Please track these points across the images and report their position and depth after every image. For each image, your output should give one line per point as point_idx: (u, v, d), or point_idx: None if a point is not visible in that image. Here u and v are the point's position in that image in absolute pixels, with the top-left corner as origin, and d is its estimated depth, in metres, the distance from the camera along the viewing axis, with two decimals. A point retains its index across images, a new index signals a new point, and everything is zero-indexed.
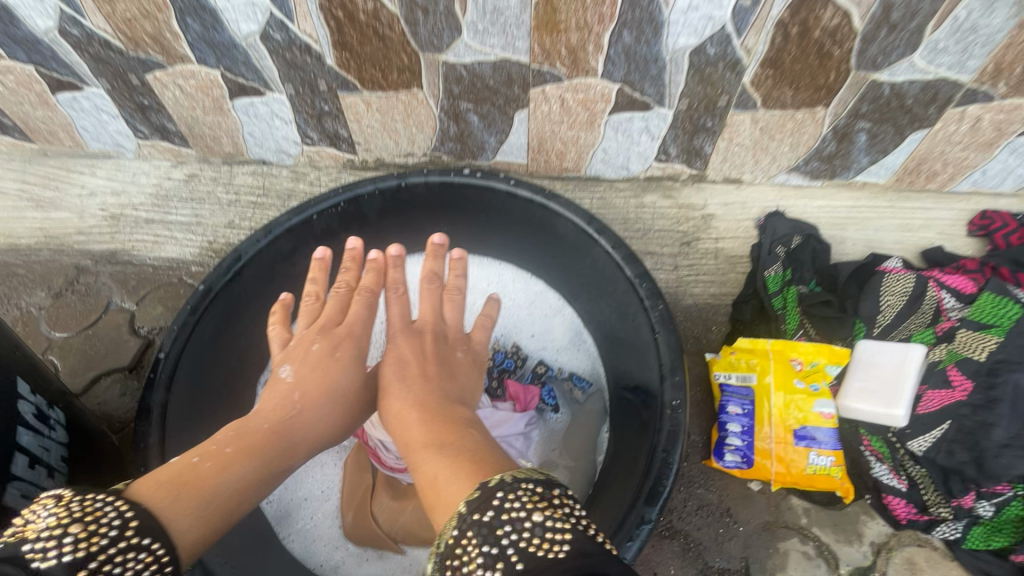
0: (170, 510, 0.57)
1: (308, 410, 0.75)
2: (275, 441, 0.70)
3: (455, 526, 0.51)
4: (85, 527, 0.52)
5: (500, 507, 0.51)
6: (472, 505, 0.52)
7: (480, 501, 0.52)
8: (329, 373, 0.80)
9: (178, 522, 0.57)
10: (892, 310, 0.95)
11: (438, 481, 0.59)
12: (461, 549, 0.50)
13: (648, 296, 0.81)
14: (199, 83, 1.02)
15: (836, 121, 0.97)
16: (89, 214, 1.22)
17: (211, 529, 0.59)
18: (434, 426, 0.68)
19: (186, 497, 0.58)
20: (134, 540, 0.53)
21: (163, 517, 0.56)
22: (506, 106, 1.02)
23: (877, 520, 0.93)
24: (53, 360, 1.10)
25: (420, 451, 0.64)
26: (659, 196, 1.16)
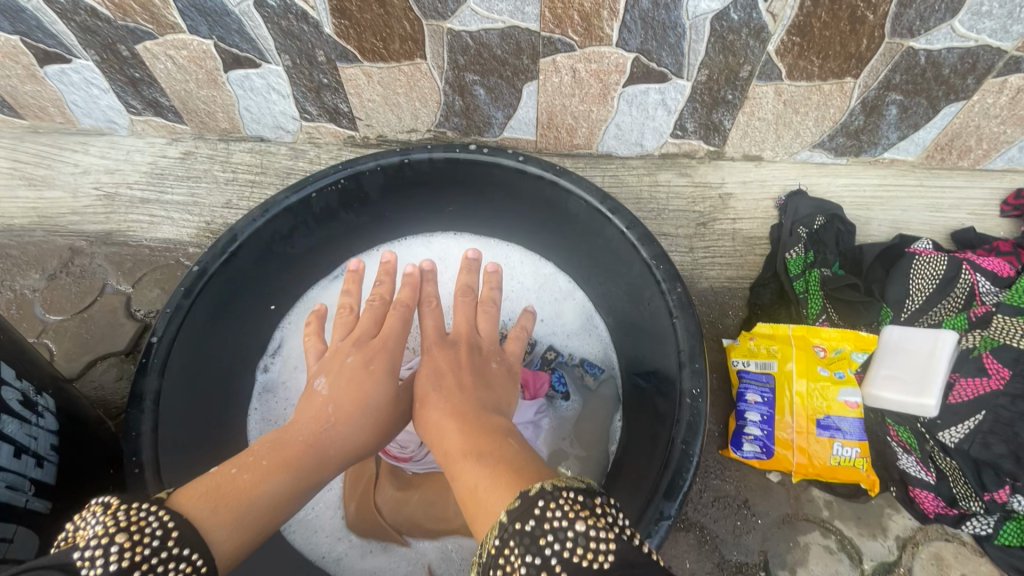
0: (209, 522, 0.51)
1: (341, 422, 0.68)
2: (311, 455, 0.64)
3: (496, 536, 0.47)
4: (130, 536, 0.47)
5: (540, 517, 0.46)
6: (513, 515, 0.47)
7: (521, 512, 0.47)
8: (364, 387, 0.73)
9: (215, 534, 0.51)
10: (922, 293, 0.91)
11: (479, 492, 0.52)
12: (503, 559, 0.45)
13: (665, 278, 0.77)
14: (191, 55, 0.97)
15: (865, 92, 0.90)
16: (83, 193, 1.18)
17: (248, 544, 0.54)
18: (473, 435, 0.60)
19: (223, 507, 0.53)
20: (175, 550, 0.48)
21: (201, 528, 0.51)
22: (514, 78, 0.96)
23: (902, 513, 0.89)
24: (47, 344, 1.06)
25: (460, 460, 0.57)
26: (674, 173, 1.10)
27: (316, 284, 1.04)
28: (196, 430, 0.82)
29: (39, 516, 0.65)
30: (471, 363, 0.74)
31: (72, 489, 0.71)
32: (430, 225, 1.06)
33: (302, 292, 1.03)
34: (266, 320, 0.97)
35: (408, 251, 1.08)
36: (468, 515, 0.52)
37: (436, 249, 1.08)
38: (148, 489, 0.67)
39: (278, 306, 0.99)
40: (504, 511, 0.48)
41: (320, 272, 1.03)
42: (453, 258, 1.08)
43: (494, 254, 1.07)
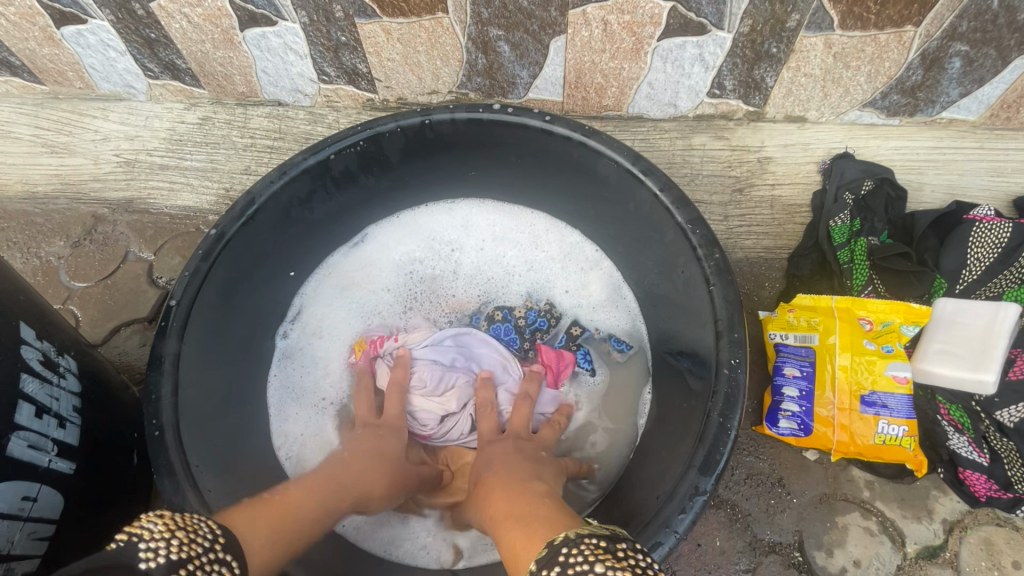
0: (246, 525, 0.59)
1: (374, 474, 0.76)
2: (344, 498, 0.71)
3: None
4: (187, 534, 0.51)
5: (565, 562, 0.47)
6: (540, 563, 0.49)
7: (547, 558, 0.49)
8: (381, 442, 0.81)
9: (248, 535, 0.58)
10: (980, 264, 0.85)
11: (517, 549, 0.55)
12: None
13: (702, 244, 0.72)
14: (206, 13, 0.94)
15: (926, 43, 0.82)
16: (104, 160, 1.17)
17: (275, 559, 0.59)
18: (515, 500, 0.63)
19: (261, 521, 0.60)
20: (220, 554, 0.52)
21: (242, 529, 0.58)
22: (541, 32, 0.90)
23: (950, 496, 0.84)
24: (73, 311, 1.06)
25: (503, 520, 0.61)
26: (709, 136, 1.04)
27: (338, 252, 1.02)
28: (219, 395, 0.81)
29: (62, 476, 0.65)
30: (525, 453, 0.77)
31: (98, 451, 0.71)
32: (452, 191, 1.02)
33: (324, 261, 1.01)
34: (287, 287, 0.96)
35: (429, 218, 1.04)
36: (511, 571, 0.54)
37: (458, 216, 1.04)
38: (168, 450, 0.66)
39: (299, 273, 0.98)
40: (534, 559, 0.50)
41: (339, 240, 1.01)
42: (475, 226, 1.04)
43: (518, 222, 1.03)
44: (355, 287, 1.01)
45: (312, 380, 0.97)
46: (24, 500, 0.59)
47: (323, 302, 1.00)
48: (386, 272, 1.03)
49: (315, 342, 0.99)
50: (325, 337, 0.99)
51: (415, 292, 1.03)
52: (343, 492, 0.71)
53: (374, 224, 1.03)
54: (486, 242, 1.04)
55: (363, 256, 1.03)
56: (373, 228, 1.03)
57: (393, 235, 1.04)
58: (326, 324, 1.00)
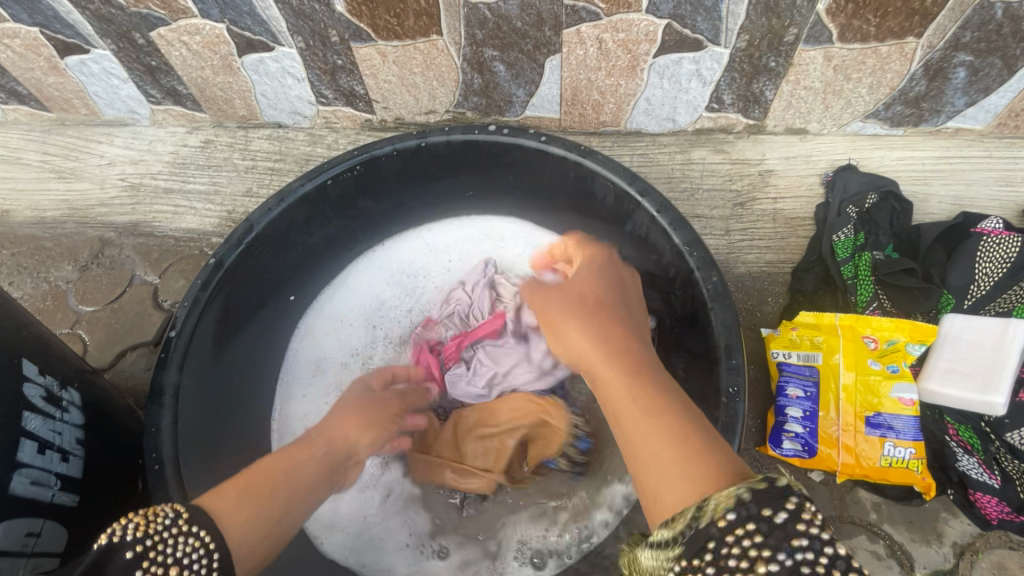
0: (217, 501, 0.58)
1: (353, 429, 0.75)
2: (314, 449, 0.70)
3: (731, 509, 0.41)
4: (145, 515, 0.53)
5: (798, 522, 0.40)
6: (759, 496, 0.41)
7: (771, 497, 0.41)
8: (350, 401, 0.80)
9: (223, 506, 0.58)
10: (988, 279, 0.83)
11: (664, 456, 0.48)
12: (733, 537, 0.40)
13: (700, 265, 0.71)
14: (205, 40, 0.95)
15: (928, 54, 0.81)
16: (110, 185, 1.19)
17: (255, 519, 0.58)
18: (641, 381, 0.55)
19: (229, 491, 0.59)
20: (184, 527, 0.53)
21: (202, 507, 0.57)
22: (536, 52, 0.90)
23: (961, 518, 0.83)
24: (81, 335, 1.08)
25: (631, 409, 0.52)
26: (709, 150, 1.03)
27: (321, 294, 1.00)
28: (216, 432, 0.81)
29: (66, 509, 0.66)
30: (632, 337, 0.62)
31: (103, 480, 0.72)
32: (428, 212, 1.02)
33: (309, 311, 0.99)
34: (274, 328, 0.94)
35: (401, 251, 1.03)
36: (641, 472, 0.49)
37: (431, 245, 1.03)
38: (167, 485, 0.66)
39: (286, 309, 0.96)
40: (748, 483, 0.43)
41: (319, 281, 1.00)
42: (450, 249, 1.02)
43: (487, 234, 1.02)
44: (336, 330, 0.99)
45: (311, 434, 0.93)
46: (28, 536, 0.60)
47: (312, 354, 0.98)
48: (362, 308, 1.00)
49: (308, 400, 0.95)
50: (314, 385, 0.96)
51: (398, 324, 0.99)
52: (308, 444, 0.71)
53: (348, 263, 1.02)
54: (453, 260, 1.02)
55: (342, 297, 1.00)
56: (348, 266, 1.02)
57: (365, 272, 1.02)
58: (318, 375, 0.97)
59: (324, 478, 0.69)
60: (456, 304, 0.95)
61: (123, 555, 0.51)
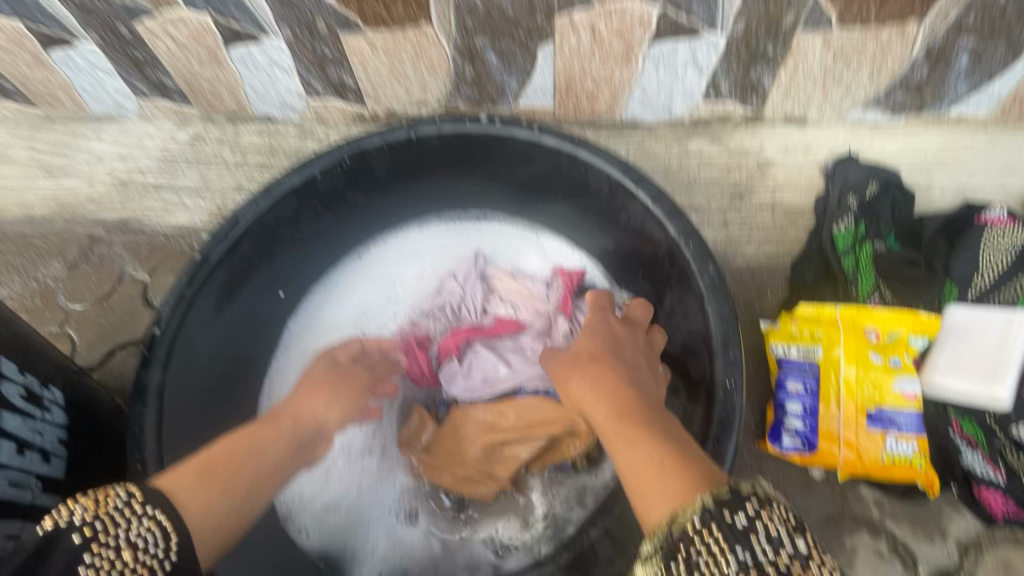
0: (174, 480, 0.58)
1: (317, 404, 0.77)
2: (278, 427, 0.71)
3: (697, 513, 0.48)
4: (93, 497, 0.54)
5: (750, 515, 0.48)
6: (719, 500, 0.48)
7: (731, 499, 0.48)
8: (319, 377, 0.81)
9: (181, 484, 0.58)
10: (992, 269, 0.80)
11: (646, 475, 0.52)
12: (703, 539, 0.47)
13: (695, 257, 0.69)
14: (190, 32, 0.93)
15: (930, 38, 0.78)
16: (99, 181, 1.18)
17: (217, 498, 0.59)
18: (630, 413, 0.59)
19: (189, 469, 0.60)
20: (138, 504, 0.54)
21: (162, 488, 0.57)
22: (528, 40, 0.88)
23: (965, 514, 0.81)
24: (70, 334, 1.06)
25: (620, 435, 0.57)
26: (707, 140, 1.01)
27: (303, 300, 0.98)
28: (200, 433, 0.79)
29: (47, 512, 0.64)
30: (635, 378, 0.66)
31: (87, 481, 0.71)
32: (412, 210, 0.99)
33: (293, 317, 0.98)
34: (259, 333, 0.92)
35: (384, 252, 1.01)
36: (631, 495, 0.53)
37: (406, 251, 1.02)
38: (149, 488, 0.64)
39: (273, 311, 0.94)
40: (711, 492, 0.49)
41: (304, 284, 0.98)
42: (433, 249, 1.02)
43: (465, 239, 1.02)
44: (317, 338, 0.97)
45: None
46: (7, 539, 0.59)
47: (296, 363, 0.96)
48: (343, 316, 0.99)
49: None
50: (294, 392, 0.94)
51: (383, 327, 0.98)
52: (274, 421, 0.72)
53: (331, 267, 1.00)
54: (427, 268, 1.02)
55: (327, 302, 0.99)
56: (328, 273, 1.00)
57: (342, 283, 1.00)
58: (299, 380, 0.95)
59: (289, 454, 0.70)
60: (448, 295, 0.96)
61: (70, 538, 0.52)
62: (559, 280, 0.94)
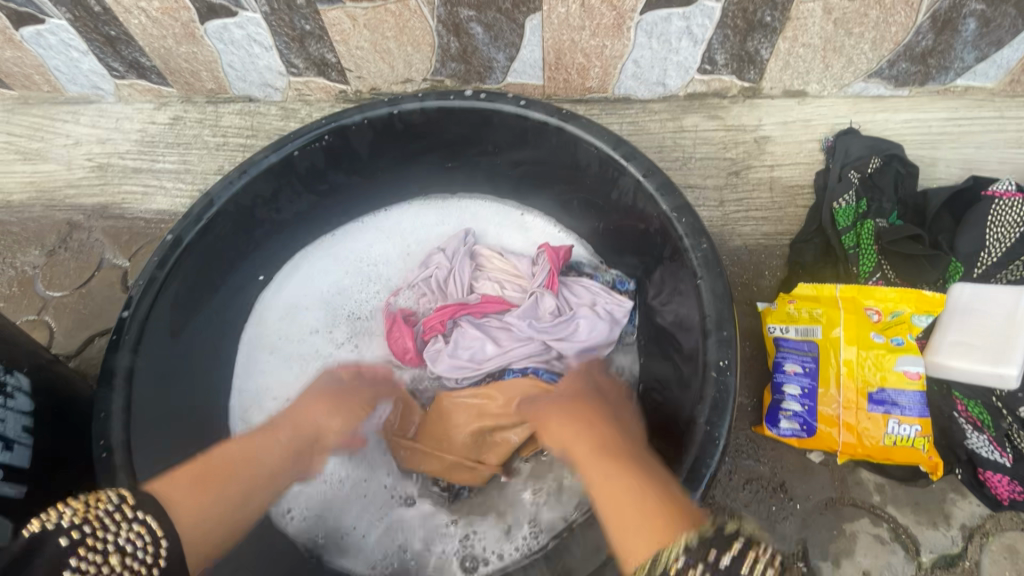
0: (173, 496, 0.61)
1: (320, 413, 0.76)
2: (275, 441, 0.72)
3: (681, 555, 0.50)
4: (85, 502, 0.55)
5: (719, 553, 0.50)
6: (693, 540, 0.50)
7: (705, 539, 0.51)
8: (320, 389, 0.80)
9: (178, 503, 0.60)
10: (999, 246, 0.77)
11: (619, 514, 0.54)
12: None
13: (688, 233, 0.66)
14: (163, 6, 0.90)
15: (936, 3, 0.75)
16: (77, 165, 1.14)
17: (209, 522, 0.61)
18: (611, 449, 0.62)
19: (185, 486, 0.62)
20: (133, 514, 0.55)
21: (158, 497, 0.60)
22: (514, 10, 0.84)
23: (970, 499, 0.78)
24: (47, 322, 1.03)
25: (597, 467, 0.60)
26: (703, 116, 0.97)
27: (279, 278, 0.95)
28: (174, 418, 0.77)
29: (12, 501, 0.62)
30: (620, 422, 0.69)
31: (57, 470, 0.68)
32: (395, 189, 0.96)
33: (267, 293, 0.94)
34: (230, 314, 0.89)
35: (364, 228, 0.98)
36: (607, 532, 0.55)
37: (388, 227, 0.98)
38: (116, 474, 0.62)
39: (247, 289, 0.91)
40: (687, 533, 0.51)
41: (281, 261, 0.94)
42: (416, 226, 0.98)
43: (448, 215, 0.98)
44: (293, 317, 0.94)
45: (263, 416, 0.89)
46: None
47: (267, 336, 0.93)
48: (320, 295, 0.95)
49: (265, 384, 0.91)
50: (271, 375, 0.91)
51: (362, 305, 0.95)
52: (272, 434, 0.73)
53: (308, 243, 0.96)
54: (412, 243, 0.97)
55: (302, 277, 0.95)
56: (307, 249, 0.96)
57: (321, 261, 0.96)
58: (274, 360, 0.92)
59: (283, 467, 0.71)
60: (434, 269, 0.92)
61: (56, 541, 0.52)
62: (544, 256, 0.88)
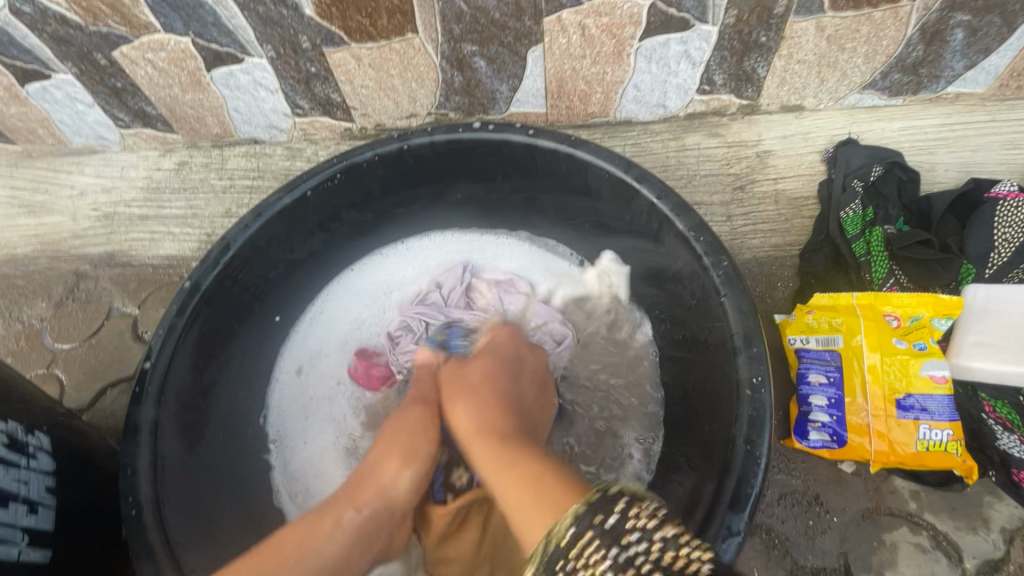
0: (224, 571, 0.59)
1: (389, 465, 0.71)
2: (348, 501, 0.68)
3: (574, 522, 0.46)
4: None
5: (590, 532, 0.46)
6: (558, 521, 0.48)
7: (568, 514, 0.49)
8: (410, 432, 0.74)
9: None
10: (1008, 246, 0.78)
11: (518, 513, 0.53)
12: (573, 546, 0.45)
13: (708, 251, 0.66)
14: (170, 56, 0.91)
15: (924, 17, 0.77)
16: (81, 216, 1.14)
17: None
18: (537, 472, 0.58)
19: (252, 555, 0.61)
20: None
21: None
22: (517, 43, 0.86)
23: (1006, 501, 0.78)
24: (57, 376, 1.02)
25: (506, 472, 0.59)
26: (704, 134, 0.99)
27: (301, 328, 0.95)
28: (201, 470, 0.76)
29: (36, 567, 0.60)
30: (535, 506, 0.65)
31: (81, 530, 0.66)
32: (405, 225, 0.97)
33: (288, 341, 0.94)
34: (255, 361, 0.88)
35: (377, 270, 0.99)
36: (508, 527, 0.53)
37: (401, 262, 1.00)
38: (146, 532, 0.61)
39: (270, 334, 0.90)
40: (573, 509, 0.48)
41: (300, 307, 0.95)
42: (431, 264, 1.00)
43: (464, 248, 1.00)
44: (315, 363, 0.94)
45: (324, 479, 0.88)
46: None
47: (302, 391, 0.93)
48: (341, 339, 0.95)
49: (305, 439, 0.91)
50: (307, 431, 0.91)
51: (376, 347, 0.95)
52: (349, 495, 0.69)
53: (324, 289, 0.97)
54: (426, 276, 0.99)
55: (320, 327, 0.96)
56: (325, 295, 0.97)
57: (340, 300, 0.97)
58: (310, 413, 0.92)
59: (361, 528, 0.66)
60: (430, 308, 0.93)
61: None
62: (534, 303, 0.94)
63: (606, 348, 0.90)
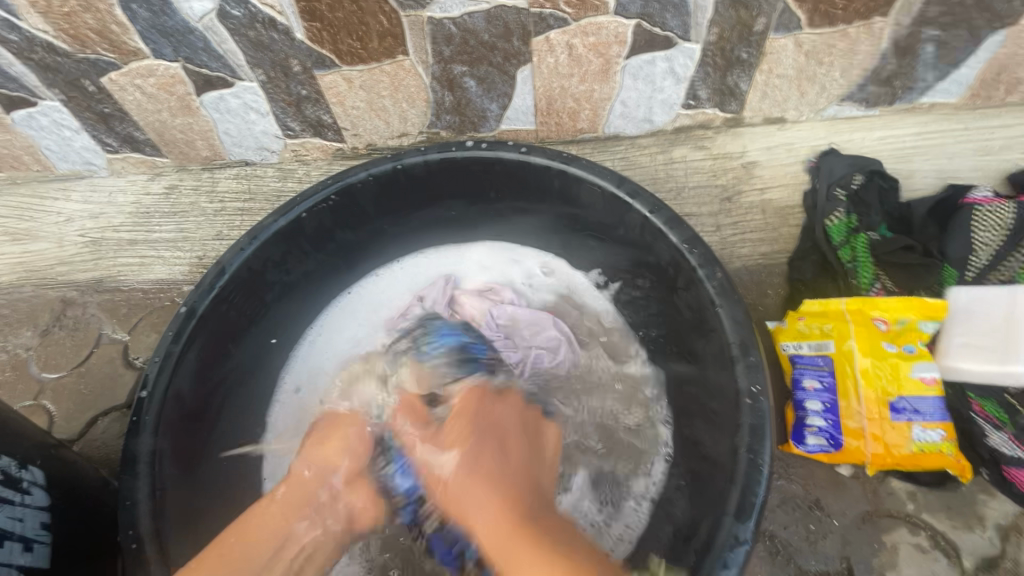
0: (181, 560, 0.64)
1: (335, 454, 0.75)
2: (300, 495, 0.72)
3: None
4: None
5: None
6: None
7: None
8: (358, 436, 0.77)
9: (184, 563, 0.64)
10: (986, 249, 0.81)
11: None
12: None
13: (702, 262, 0.68)
14: (160, 81, 0.91)
15: (896, 32, 0.82)
16: (68, 242, 1.12)
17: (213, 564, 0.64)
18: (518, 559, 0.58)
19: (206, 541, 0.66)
20: None
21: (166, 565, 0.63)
22: (506, 63, 0.88)
23: (999, 498, 0.80)
24: (46, 406, 0.99)
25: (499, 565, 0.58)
26: (691, 147, 1.01)
27: (295, 351, 0.94)
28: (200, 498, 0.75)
29: None
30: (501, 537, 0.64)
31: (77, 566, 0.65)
32: (398, 243, 0.97)
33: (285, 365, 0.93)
34: (251, 386, 0.87)
35: (371, 289, 0.98)
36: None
37: (392, 279, 0.99)
38: (150, 565, 0.60)
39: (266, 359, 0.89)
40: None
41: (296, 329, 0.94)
42: (426, 280, 0.99)
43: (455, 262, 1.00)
44: (308, 386, 0.92)
45: None
46: None
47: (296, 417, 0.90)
48: (336, 361, 0.94)
49: None
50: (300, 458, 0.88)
51: None
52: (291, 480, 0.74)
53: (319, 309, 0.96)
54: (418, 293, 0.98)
55: (315, 349, 0.94)
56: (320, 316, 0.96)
57: (333, 320, 0.96)
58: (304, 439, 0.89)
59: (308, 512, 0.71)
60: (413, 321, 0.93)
61: None
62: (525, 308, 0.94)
63: (605, 361, 0.90)
